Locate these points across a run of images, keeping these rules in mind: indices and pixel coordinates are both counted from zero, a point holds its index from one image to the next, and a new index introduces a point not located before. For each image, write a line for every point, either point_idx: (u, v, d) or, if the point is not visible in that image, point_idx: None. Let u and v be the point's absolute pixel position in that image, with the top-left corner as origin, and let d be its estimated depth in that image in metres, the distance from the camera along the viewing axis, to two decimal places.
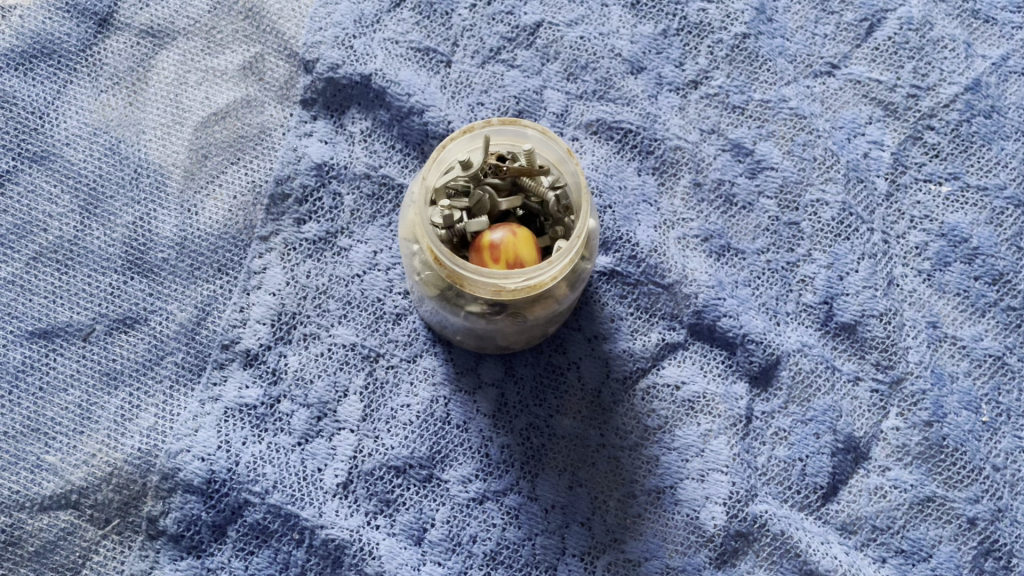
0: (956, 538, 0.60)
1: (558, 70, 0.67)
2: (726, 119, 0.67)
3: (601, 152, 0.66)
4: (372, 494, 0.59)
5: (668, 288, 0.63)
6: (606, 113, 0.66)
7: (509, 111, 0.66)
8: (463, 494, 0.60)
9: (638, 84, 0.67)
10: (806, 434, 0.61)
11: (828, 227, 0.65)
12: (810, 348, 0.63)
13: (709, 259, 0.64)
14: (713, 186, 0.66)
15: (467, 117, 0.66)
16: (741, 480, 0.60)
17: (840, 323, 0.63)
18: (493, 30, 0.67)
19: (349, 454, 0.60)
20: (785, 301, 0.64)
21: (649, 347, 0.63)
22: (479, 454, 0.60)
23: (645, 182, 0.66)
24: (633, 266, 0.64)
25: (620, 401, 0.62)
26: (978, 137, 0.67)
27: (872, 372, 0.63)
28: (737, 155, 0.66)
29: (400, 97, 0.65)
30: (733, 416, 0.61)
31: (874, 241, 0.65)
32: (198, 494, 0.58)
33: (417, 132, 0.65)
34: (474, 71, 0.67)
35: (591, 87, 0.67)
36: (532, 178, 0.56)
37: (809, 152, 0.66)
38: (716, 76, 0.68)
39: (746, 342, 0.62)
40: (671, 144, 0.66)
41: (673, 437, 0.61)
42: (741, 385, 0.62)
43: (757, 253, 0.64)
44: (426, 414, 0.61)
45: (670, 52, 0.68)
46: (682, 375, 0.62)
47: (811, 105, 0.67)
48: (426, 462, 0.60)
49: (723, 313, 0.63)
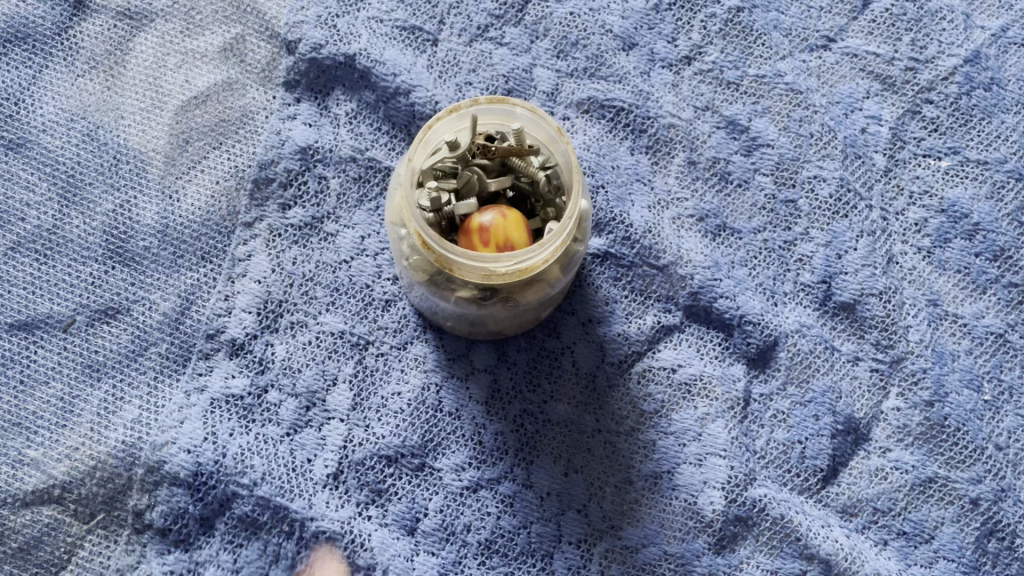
0: (958, 519, 0.59)
1: (547, 47, 0.66)
2: (720, 95, 0.65)
3: (593, 131, 0.65)
4: (363, 484, 0.58)
5: (663, 270, 0.62)
6: (597, 91, 0.65)
7: (498, 90, 0.65)
8: (456, 483, 0.58)
9: (630, 61, 0.66)
10: (805, 416, 0.60)
11: (826, 205, 0.63)
12: (809, 328, 0.61)
13: (705, 239, 0.63)
14: (708, 165, 0.64)
15: (455, 96, 0.64)
16: (739, 464, 0.59)
17: (838, 302, 0.62)
18: (480, 7, 0.66)
19: (339, 444, 0.58)
20: (782, 281, 0.62)
21: (644, 330, 0.61)
22: (472, 442, 0.59)
23: (638, 161, 0.64)
24: (627, 248, 0.62)
25: (615, 386, 0.61)
26: (978, 110, 0.65)
27: (872, 352, 0.61)
28: (732, 132, 0.65)
29: (385, 76, 0.63)
30: (731, 399, 0.60)
31: (873, 218, 0.63)
32: (184, 487, 0.57)
33: (404, 113, 0.63)
34: (462, 49, 0.65)
35: (582, 64, 0.66)
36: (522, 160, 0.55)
37: (805, 128, 0.65)
38: (710, 52, 0.66)
39: (743, 324, 0.61)
40: (664, 122, 0.65)
41: (670, 422, 0.60)
42: (739, 367, 0.61)
43: (754, 232, 0.63)
44: (418, 402, 0.60)
45: (663, 28, 0.66)
46: (678, 357, 0.61)
47: (806, 79, 0.66)
48: (418, 451, 0.59)
49: (720, 294, 0.61)
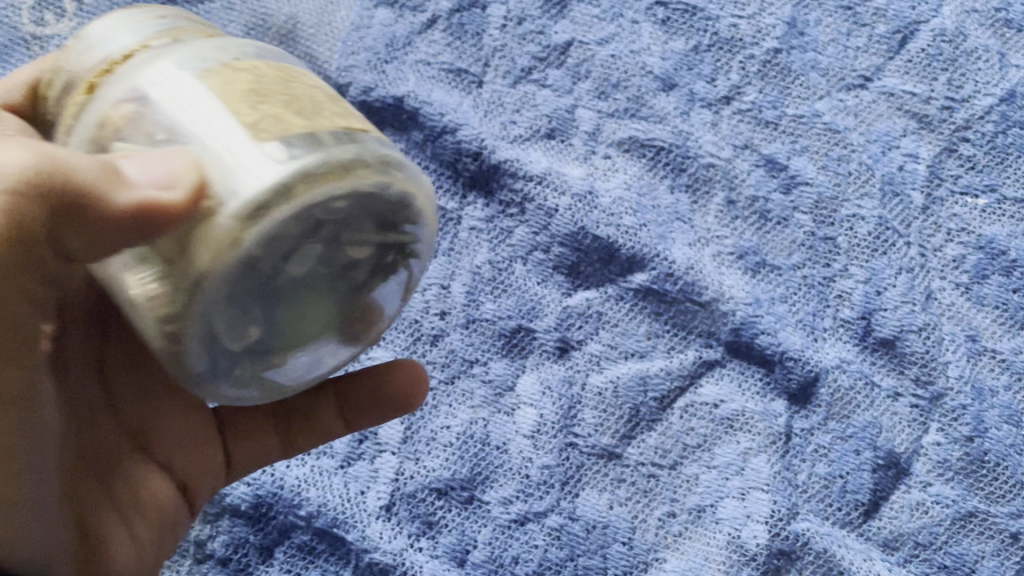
0: (999, 553, 0.59)
1: (589, 88, 0.68)
2: (759, 134, 0.67)
3: (634, 169, 0.66)
4: (415, 516, 0.59)
5: (705, 306, 0.63)
6: (638, 131, 0.67)
7: (542, 129, 0.67)
8: (504, 515, 0.60)
9: (670, 101, 0.68)
10: (846, 450, 0.61)
11: (865, 242, 0.65)
12: (849, 364, 0.62)
13: (746, 276, 0.64)
14: (748, 203, 0.66)
15: (500, 134, 0.67)
16: (782, 499, 0.60)
17: (878, 338, 0.63)
18: (524, 50, 0.69)
19: (391, 477, 0.60)
20: (822, 317, 0.63)
21: (686, 365, 0.63)
22: (519, 475, 0.61)
23: (679, 200, 0.66)
24: (670, 284, 0.64)
25: (657, 420, 0.62)
26: (1014, 148, 0.66)
27: (911, 388, 0.62)
28: (772, 170, 0.66)
29: (432, 116, 0.66)
30: (773, 434, 0.61)
31: (911, 256, 0.64)
32: (245, 519, 0.58)
33: (451, 150, 0.66)
34: (506, 91, 0.68)
35: (623, 105, 0.68)
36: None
37: (844, 167, 0.66)
38: (749, 91, 0.68)
39: (785, 360, 0.62)
40: (704, 161, 0.66)
41: (713, 456, 0.61)
42: (780, 402, 0.62)
43: (794, 268, 0.64)
44: (466, 435, 0.61)
45: (702, 68, 0.68)
46: (720, 393, 0.62)
47: (844, 118, 0.67)
48: (467, 483, 0.60)
49: (761, 330, 0.63)
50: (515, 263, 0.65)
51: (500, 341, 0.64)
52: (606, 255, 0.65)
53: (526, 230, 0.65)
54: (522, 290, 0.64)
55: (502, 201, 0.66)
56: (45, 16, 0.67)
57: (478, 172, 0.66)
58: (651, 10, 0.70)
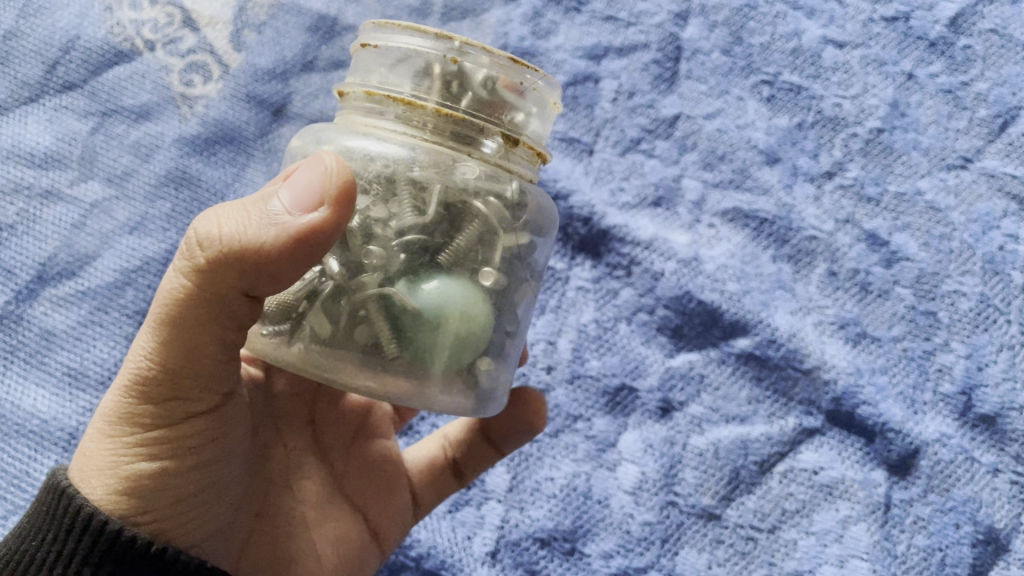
0: None
1: (695, 159, 0.71)
2: (861, 210, 0.69)
3: (736, 238, 0.69)
4: (518, 564, 0.61)
5: (806, 373, 0.65)
6: (741, 202, 0.70)
7: (648, 198, 0.71)
8: (605, 569, 0.61)
9: (773, 175, 0.70)
10: (945, 524, 0.61)
11: (966, 318, 0.66)
12: (949, 438, 0.63)
13: (847, 346, 0.66)
14: (849, 275, 0.68)
15: (609, 201, 0.70)
16: (881, 568, 0.60)
17: (979, 414, 0.64)
18: (634, 121, 0.72)
19: (497, 524, 0.62)
20: (922, 390, 0.65)
21: (787, 431, 0.64)
22: (620, 529, 0.62)
23: (780, 270, 0.68)
24: (772, 349, 0.66)
25: (757, 483, 0.63)
26: None
27: (1012, 464, 0.62)
28: (872, 245, 0.68)
29: (547, 182, 0.70)
30: (872, 503, 0.62)
31: (1012, 333, 0.65)
32: None
33: (563, 215, 0.70)
34: (616, 159, 0.72)
35: (728, 177, 0.71)
36: (461, 197, 0.41)
37: (945, 245, 0.68)
38: (851, 168, 0.71)
39: (886, 431, 0.63)
40: (807, 234, 0.69)
41: (812, 521, 0.62)
42: (880, 472, 0.63)
43: (894, 341, 0.66)
44: (569, 488, 0.63)
45: (805, 145, 0.71)
46: (820, 460, 0.63)
47: (946, 197, 0.69)
48: (569, 535, 0.62)
49: (862, 401, 0.64)
50: (620, 323, 0.68)
51: (604, 398, 0.66)
52: (709, 319, 0.67)
53: (632, 291, 0.68)
54: (626, 349, 0.67)
55: (609, 264, 0.69)
56: (193, 79, 0.72)
57: (587, 236, 0.70)
58: (757, 88, 0.73)
